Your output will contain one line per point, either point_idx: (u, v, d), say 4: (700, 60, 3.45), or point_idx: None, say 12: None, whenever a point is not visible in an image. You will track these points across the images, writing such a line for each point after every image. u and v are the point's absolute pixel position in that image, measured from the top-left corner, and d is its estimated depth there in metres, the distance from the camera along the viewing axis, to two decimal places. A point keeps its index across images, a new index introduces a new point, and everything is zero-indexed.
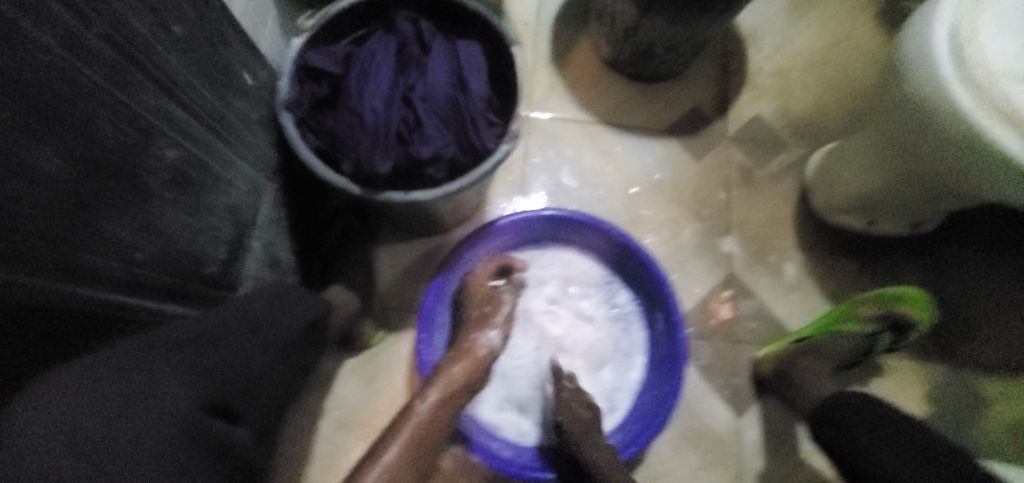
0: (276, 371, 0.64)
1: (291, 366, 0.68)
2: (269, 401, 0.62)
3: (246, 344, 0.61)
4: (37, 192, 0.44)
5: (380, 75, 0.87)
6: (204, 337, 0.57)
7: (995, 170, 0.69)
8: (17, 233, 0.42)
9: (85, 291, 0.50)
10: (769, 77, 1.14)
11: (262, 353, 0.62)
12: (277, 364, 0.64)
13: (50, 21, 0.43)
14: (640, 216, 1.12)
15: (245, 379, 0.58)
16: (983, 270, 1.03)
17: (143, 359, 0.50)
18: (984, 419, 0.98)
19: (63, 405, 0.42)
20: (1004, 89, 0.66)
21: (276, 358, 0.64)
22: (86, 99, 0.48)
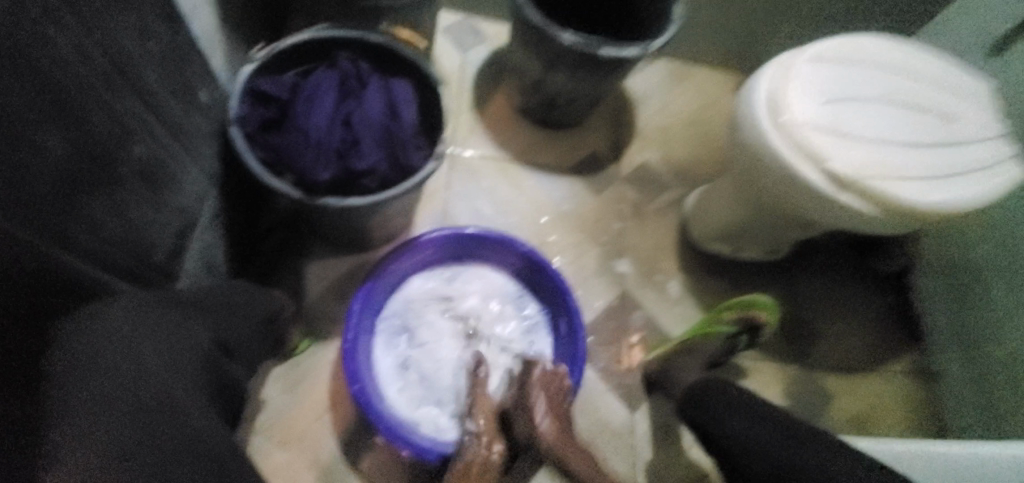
0: (247, 345, 0.68)
1: (257, 348, 0.71)
2: (247, 367, 0.69)
3: (223, 317, 0.65)
4: (47, 167, 0.50)
5: (323, 101, 0.83)
6: (185, 304, 0.62)
7: (805, 194, 0.92)
8: (34, 190, 0.48)
9: (79, 256, 0.55)
10: (653, 130, 1.38)
11: (235, 326, 0.67)
12: (247, 339, 0.68)
13: (53, 20, 0.49)
14: (548, 242, 1.24)
15: (229, 341, 0.63)
16: (822, 287, 1.30)
17: (159, 312, 0.56)
18: (826, 407, 1.20)
19: (95, 333, 0.48)
20: (804, 139, 0.90)
21: (244, 334, 0.68)
22: (80, 88, 0.53)
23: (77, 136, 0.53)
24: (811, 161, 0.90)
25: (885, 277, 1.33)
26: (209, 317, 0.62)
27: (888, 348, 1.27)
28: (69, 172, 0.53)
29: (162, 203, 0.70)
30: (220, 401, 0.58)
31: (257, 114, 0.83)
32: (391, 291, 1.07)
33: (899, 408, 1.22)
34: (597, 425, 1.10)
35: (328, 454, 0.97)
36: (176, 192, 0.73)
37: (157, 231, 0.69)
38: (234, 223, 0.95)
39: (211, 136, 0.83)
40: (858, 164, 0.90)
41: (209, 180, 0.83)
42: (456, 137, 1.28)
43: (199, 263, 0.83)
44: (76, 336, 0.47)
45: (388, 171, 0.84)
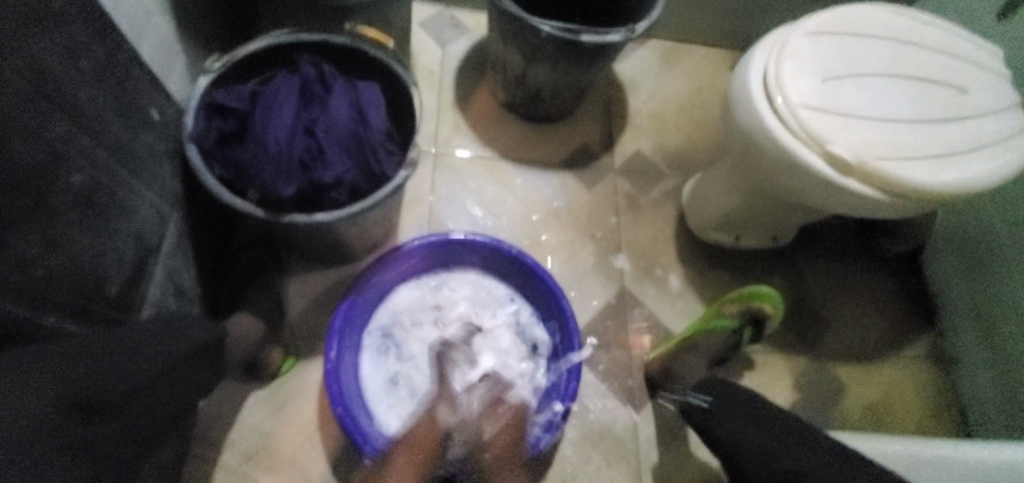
0: (165, 390, 0.62)
1: (183, 388, 0.65)
2: (163, 411, 0.62)
3: (138, 361, 0.59)
4: None
5: (283, 110, 0.78)
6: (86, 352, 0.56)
7: (809, 180, 0.86)
8: None
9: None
10: (646, 118, 1.32)
11: (153, 370, 0.61)
12: (166, 383, 0.62)
13: None
14: (540, 241, 1.18)
15: (133, 391, 0.57)
16: (830, 273, 1.24)
17: (32, 369, 0.50)
18: (840, 399, 1.14)
19: None
20: (801, 120, 0.84)
21: (163, 378, 0.62)
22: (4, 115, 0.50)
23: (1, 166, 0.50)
24: (810, 144, 0.84)
25: (893, 258, 1.27)
26: (106, 364, 0.56)
27: (903, 332, 1.21)
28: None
29: (111, 232, 0.67)
30: (93, 463, 0.52)
31: (216, 127, 0.79)
32: (377, 303, 1.03)
33: (920, 397, 1.15)
34: (601, 432, 1.05)
35: (320, 477, 0.94)
36: (128, 218, 0.70)
37: (107, 261, 0.66)
38: (201, 243, 0.91)
39: (166, 153, 0.79)
40: (861, 145, 0.83)
41: (167, 200, 0.79)
42: (438, 136, 1.23)
43: (163, 289, 0.79)
44: None
45: (358, 180, 0.80)
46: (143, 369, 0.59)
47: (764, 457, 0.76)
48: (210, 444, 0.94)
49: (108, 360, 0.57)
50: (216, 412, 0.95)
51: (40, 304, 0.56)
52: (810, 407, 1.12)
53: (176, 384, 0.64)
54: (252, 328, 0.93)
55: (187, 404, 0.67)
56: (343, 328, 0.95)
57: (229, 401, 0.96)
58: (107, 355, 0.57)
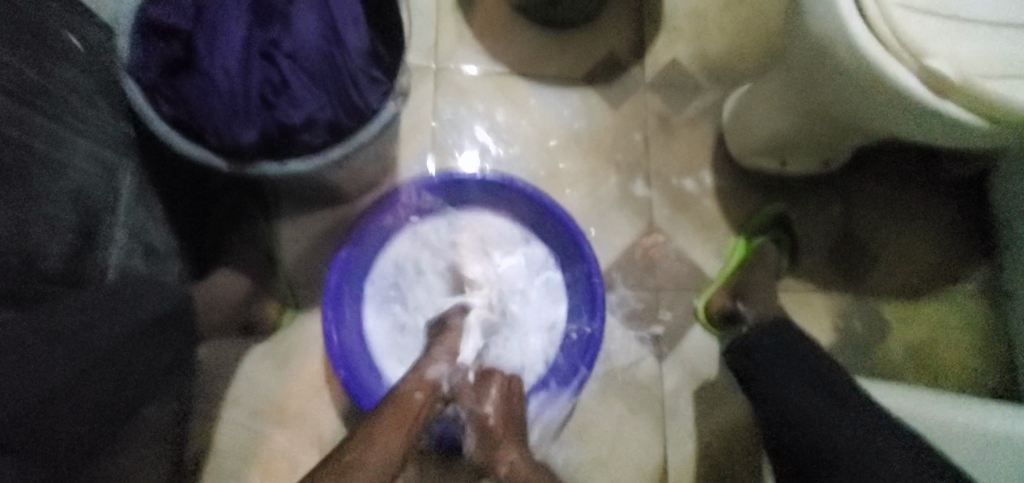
0: (109, 375, 0.54)
1: (137, 365, 0.57)
2: (113, 395, 0.54)
3: (69, 353, 0.51)
4: None
5: (234, 31, 0.62)
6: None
7: (890, 104, 0.70)
8: None
9: None
10: (684, 18, 1.11)
11: (87, 361, 0.52)
12: (106, 369, 0.54)
13: None
14: (557, 171, 1.04)
15: (62, 389, 0.49)
16: (886, 200, 1.09)
17: None
18: (888, 340, 1.04)
19: None
20: (896, 26, 0.66)
21: (105, 364, 0.53)
22: None
23: None
24: (904, 57, 0.66)
25: (957, 182, 1.11)
26: (24, 365, 0.48)
27: (962, 264, 1.08)
28: None
29: (37, 195, 0.56)
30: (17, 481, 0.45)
31: (159, 53, 0.64)
32: (378, 249, 0.92)
33: (974, 337, 1.05)
34: (623, 379, 0.98)
35: (331, 432, 0.90)
36: (59, 174, 0.59)
37: (36, 233, 0.56)
38: (168, 189, 0.79)
39: (98, 89, 0.65)
40: (969, 59, 0.66)
41: (112, 147, 0.67)
42: (438, 48, 1.04)
43: (128, 249, 0.69)
44: None
45: (337, 116, 0.65)
46: (74, 366, 0.51)
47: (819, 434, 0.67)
48: (214, 397, 0.90)
49: (33, 356, 0.49)
50: (216, 368, 0.90)
51: None
52: (851, 349, 1.03)
53: (120, 374, 0.55)
54: (234, 288, 0.85)
55: (152, 385, 0.60)
56: (341, 284, 0.88)
57: (228, 354, 0.91)
58: (25, 350, 0.48)
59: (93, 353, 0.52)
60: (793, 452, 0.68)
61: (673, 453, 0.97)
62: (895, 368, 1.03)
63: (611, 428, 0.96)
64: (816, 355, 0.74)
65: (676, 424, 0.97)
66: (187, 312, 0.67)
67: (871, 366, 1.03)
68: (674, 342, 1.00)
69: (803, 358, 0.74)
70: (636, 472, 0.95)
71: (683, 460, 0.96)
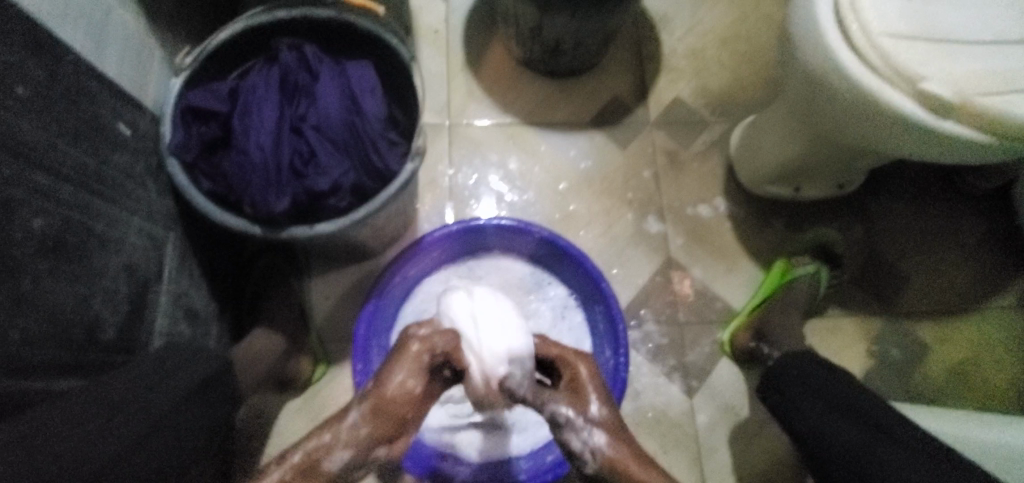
0: (171, 431, 0.57)
1: (191, 425, 0.61)
2: (176, 453, 0.57)
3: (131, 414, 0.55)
4: None
5: (266, 111, 0.69)
6: (73, 418, 0.51)
7: (891, 126, 0.71)
8: None
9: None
10: (683, 58, 1.15)
11: (150, 419, 0.55)
12: (167, 426, 0.57)
13: None
14: (572, 213, 1.07)
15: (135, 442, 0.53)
16: (908, 218, 1.09)
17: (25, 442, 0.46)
18: (928, 361, 1.01)
19: None
20: (886, 53, 0.68)
21: (165, 421, 0.57)
22: None
23: None
24: (897, 82, 0.68)
25: (979, 194, 1.10)
26: (92, 430, 0.51)
27: (995, 278, 1.06)
28: None
29: (94, 272, 0.61)
30: None
31: (197, 133, 0.70)
32: (403, 298, 0.96)
33: (1019, 353, 1.01)
34: (654, 417, 0.96)
35: None
36: (113, 252, 0.64)
37: (93, 306, 0.61)
38: (209, 258, 0.85)
39: (147, 171, 0.71)
40: (963, 77, 0.67)
41: (159, 222, 0.72)
42: (451, 106, 1.10)
43: (172, 316, 0.73)
44: None
45: (360, 179, 0.70)
46: (134, 428, 0.54)
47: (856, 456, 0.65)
48: (251, 456, 0.91)
49: (98, 423, 0.52)
50: (253, 426, 0.92)
51: (26, 372, 0.52)
52: (889, 373, 1.00)
53: (175, 435, 0.58)
54: (270, 347, 0.85)
55: (204, 447, 0.63)
56: (369, 336, 0.88)
57: (263, 412, 0.93)
58: (89, 419, 0.52)
59: (145, 417, 0.55)
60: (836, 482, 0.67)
61: None
62: (939, 391, 0.99)
63: None
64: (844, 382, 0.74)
65: (713, 462, 0.95)
66: (226, 377, 0.71)
67: (912, 389, 0.99)
68: (703, 375, 0.99)
69: (833, 383, 0.74)
70: None
71: None
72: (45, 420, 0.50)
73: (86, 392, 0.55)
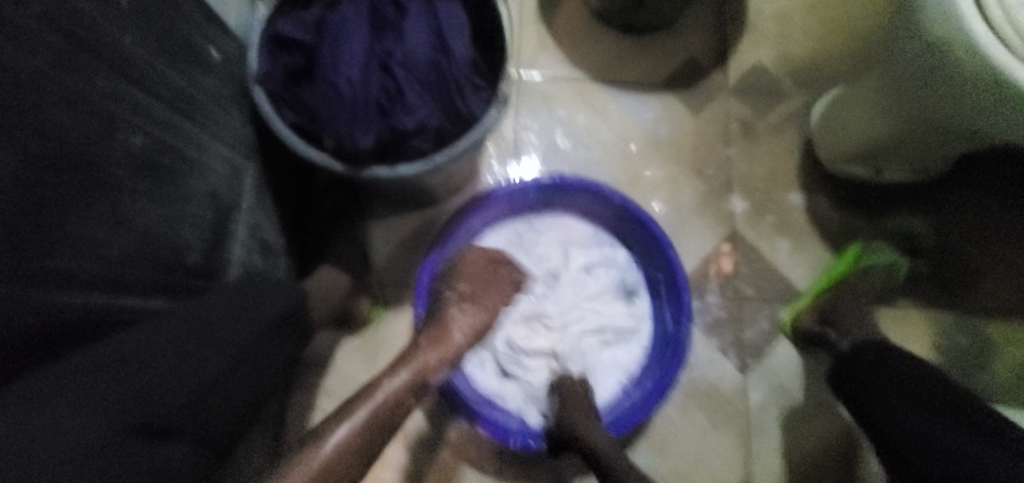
0: (240, 370, 0.57)
1: (262, 362, 0.60)
2: (242, 392, 0.57)
3: (205, 348, 0.54)
4: (23, 197, 0.42)
5: (353, 43, 0.66)
6: (154, 345, 0.51)
7: (1016, 109, 0.66)
8: (18, 243, 0.42)
9: (78, 296, 0.48)
10: (768, 22, 1.09)
11: (221, 356, 0.55)
12: (237, 366, 0.56)
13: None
14: (639, 176, 1.04)
15: (204, 382, 0.52)
16: (992, 210, 1.03)
17: (106, 366, 0.47)
18: (995, 362, 0.98)
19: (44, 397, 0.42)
20: (1020, 26, 0.63)
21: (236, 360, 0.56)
22: (36, 85, 0.43)
23: (41, 147, 0.43)
24: None
25: None
26: (174, 366, 0.51)
27: None
28: (40, 193, 0.44)
29: (184, 195, 0.61)
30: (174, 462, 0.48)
31: (283, 64, 0.68)
32: (463, 248, 0.95)
33: None
34: (706, 389, 0.96)
35: (417, 427, 0.91)
36: (200, 177, 0.64)
37: (183, 229, 0.61)
38: (283, 192, 0.84)
39: (231, 98, 0.70)
40: None
41: (240, 151, 0.72)
42: (521, 56, 1.06)
43: (248, 247, 0.73)
44: (38, 387, 0.43)
45: (443, 123, 0.69)
46: (212, 368, 0.53)
47: (942, 458, 0.62)
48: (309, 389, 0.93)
49: (181, 357, 0.52)
50: (311, 362, 0.93)
51: (121, 288, 0.53)
52: (952, 368, 0.97)
53: (242, 385, 0.57)
54: (335, 283, 0.85)
55: (272, 384, 0.63)
56: (432, 284, 0.90)
57: (320, 348, 0.94)
58: (173, 345, 0.52)
59: (220, 361, 0.54)
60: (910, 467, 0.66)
61: (756, 468, 0.94)
62: (1002, 391, 0.96)
63: (692, 440, 0.94)
64: (926, 376, 0.71)
65: (759, 438, 0.94)
66: (302, 312, 0.71)
67: (975, 387, 0.97)
68: (758, 354, 0.97)
69: (904, 373, 0.72)
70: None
71: (769, 476, 0.93)
72: (135, 341, 0.51)
73: (175, 317, 0.55)
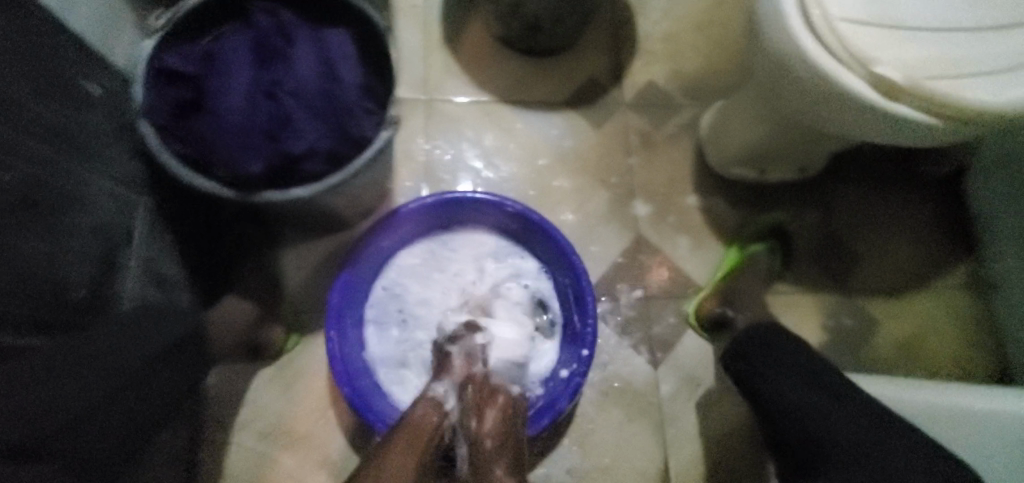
0: (125, 397, 0.58)
1: (150, 391, 0.61)
2: (126, 418, 0.58)
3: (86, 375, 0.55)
4: None
5: (240, 75, 0.70)
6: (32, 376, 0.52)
7: (849, 110, 0.75)
8: None
9: None
10: (658, 42, 1.18)
11: (105, 383, 0.55)
12: (122, 393, 0.57)
13: None
14: (548, 189, 1.09)
15: (85, 407, 0.53)
16: (865, 202, 1.13)
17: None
18: (878, 338, 1.07)
19: None
20: (842, 37, 0.72)
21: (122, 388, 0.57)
22: None
23: None
24: (854, 66, 0.72)
25: (932, 181, 1.15)
26: (44, 391, 0.51)
27: (944, 260, 1.11)
28: None
29: (62, 229, 0.61)
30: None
31: (171, 96, 0.70)
32: (378, 269, 0.98)
33: (961, 328, 1.07)
34: (621, 387, 1.00)
35: (338, 450, 0.91)
36: (81, 211, 0.64)
37: (66, 263, 0.61)
38: (184, 223, 0.85)
39: (118, 133, 0.71)
40: (913, 63, 0.71)
41: (129, 185, 0.72)
42: (428, 82, 1.11)
43: (143, 279, 0.73)
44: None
45: (335, 146, 0.71)
46: (89, 391, 0.54)
47: (810, 424, 0.73)
48: (225, 423, 0.91)
49: (52, 383, 0.52)
50: (225, 393, 0.92)
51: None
52: (841, 347, 1.06)
53: (125, 411, 0.58)
54: (241, 312, 0.88)
55: (161, 410, 0.63)
56: (342, 305, 0.91)
57: (235, 379, 0.93)
58: (51, 375, 0.53)
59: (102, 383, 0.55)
60: (790, 442, 0.75)
61: (673, 458, 0.98)
62: (886, 365, 1.05)
63: (611, 437, 0.98)
64: (799, 355, 0.80)
65: (674, 428, 0.99)
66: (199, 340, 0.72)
67: (863, 363, 1.05)
68: (668, 349, 1.02)
69: (793, 351, 0.81)
70: (638, 479, 0.96)
71: (686, 464, 0.97)
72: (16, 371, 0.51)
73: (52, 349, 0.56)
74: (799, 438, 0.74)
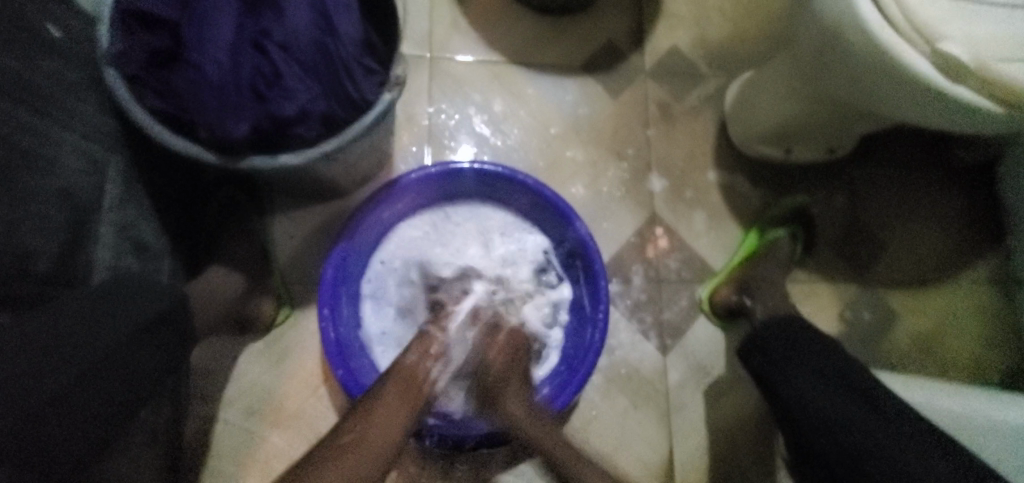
0: (123, 357, 0.55)
1: (148, 354, 0.58)
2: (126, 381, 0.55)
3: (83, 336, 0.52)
4: None
5: (222, 20, 0.59)
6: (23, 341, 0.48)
7: (904, 89, 0.67)
8: None
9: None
10: (684, 4, 1.08)
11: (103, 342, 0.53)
12: (122, 351, 0.54)
13: None
14: (559, 160, 1.02)
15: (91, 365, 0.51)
16: (893, 188, 1.07)
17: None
18: (895, 332, 1.03)
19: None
20: (907, 7, 0.64)
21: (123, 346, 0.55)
22: None
23: None
24: (915, 40, 0.64)
25: (966, 169, 1.09)
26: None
27: (968, 253, 1.06)
28: None
29: (21, 192, 0.53)
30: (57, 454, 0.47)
31: (141, 42, 0.62)
32: (376, 242, 0.91)
33: (981, 324, 1.03)
34: (628, 373, 0.96)
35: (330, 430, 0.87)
36: (43, 173, 0.56)
37: (30, 231, 0.54)
38: (166, 187, 0.78)
39: (82, 82, 0.63)
40: (981, 42, 0.64)
41: (98, 141, 0.64)
42: (434, 38, 1.02)
43: (117, 248, 0.66)
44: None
45: (330, 108, 0.64)
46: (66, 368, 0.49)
47: (836, 431, 0.67)
48: (211, 399, 0.86)
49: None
50: (211, 368, 0.87)
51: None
52: (857, 339, 1.02)
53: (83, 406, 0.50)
54: (231, 285, 0.81)
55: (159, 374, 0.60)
56: (337, 281, 0.85)
57: (222, 354, 0.87)
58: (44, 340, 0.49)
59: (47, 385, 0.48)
60: (812, 448, 0.69)
61: (679, 448, 0.94)
62: (903, 359, 1.01)
63: (615, 424, 0.94)
64: (821, 351, 0.74)
65: (681, 418, 0.95)
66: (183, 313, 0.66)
67: (878, 356, 1.01)
68: (678, 335, 0.98)
69: (818, 351, 0.75)
70: (643, 468, 0.93)
71: (692, 454, 0.94)
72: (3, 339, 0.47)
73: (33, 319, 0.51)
74: (824, 447, 0.68)
